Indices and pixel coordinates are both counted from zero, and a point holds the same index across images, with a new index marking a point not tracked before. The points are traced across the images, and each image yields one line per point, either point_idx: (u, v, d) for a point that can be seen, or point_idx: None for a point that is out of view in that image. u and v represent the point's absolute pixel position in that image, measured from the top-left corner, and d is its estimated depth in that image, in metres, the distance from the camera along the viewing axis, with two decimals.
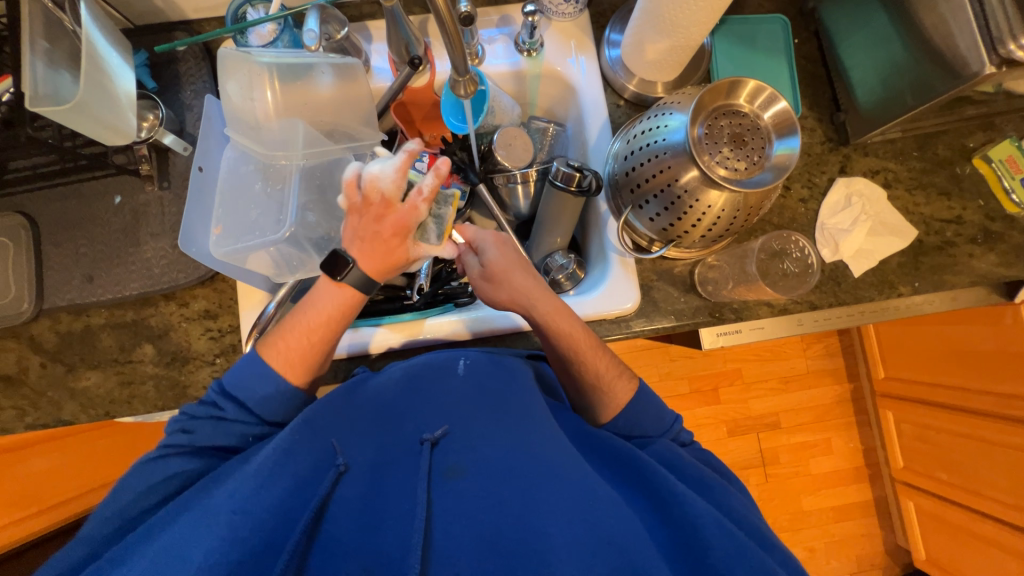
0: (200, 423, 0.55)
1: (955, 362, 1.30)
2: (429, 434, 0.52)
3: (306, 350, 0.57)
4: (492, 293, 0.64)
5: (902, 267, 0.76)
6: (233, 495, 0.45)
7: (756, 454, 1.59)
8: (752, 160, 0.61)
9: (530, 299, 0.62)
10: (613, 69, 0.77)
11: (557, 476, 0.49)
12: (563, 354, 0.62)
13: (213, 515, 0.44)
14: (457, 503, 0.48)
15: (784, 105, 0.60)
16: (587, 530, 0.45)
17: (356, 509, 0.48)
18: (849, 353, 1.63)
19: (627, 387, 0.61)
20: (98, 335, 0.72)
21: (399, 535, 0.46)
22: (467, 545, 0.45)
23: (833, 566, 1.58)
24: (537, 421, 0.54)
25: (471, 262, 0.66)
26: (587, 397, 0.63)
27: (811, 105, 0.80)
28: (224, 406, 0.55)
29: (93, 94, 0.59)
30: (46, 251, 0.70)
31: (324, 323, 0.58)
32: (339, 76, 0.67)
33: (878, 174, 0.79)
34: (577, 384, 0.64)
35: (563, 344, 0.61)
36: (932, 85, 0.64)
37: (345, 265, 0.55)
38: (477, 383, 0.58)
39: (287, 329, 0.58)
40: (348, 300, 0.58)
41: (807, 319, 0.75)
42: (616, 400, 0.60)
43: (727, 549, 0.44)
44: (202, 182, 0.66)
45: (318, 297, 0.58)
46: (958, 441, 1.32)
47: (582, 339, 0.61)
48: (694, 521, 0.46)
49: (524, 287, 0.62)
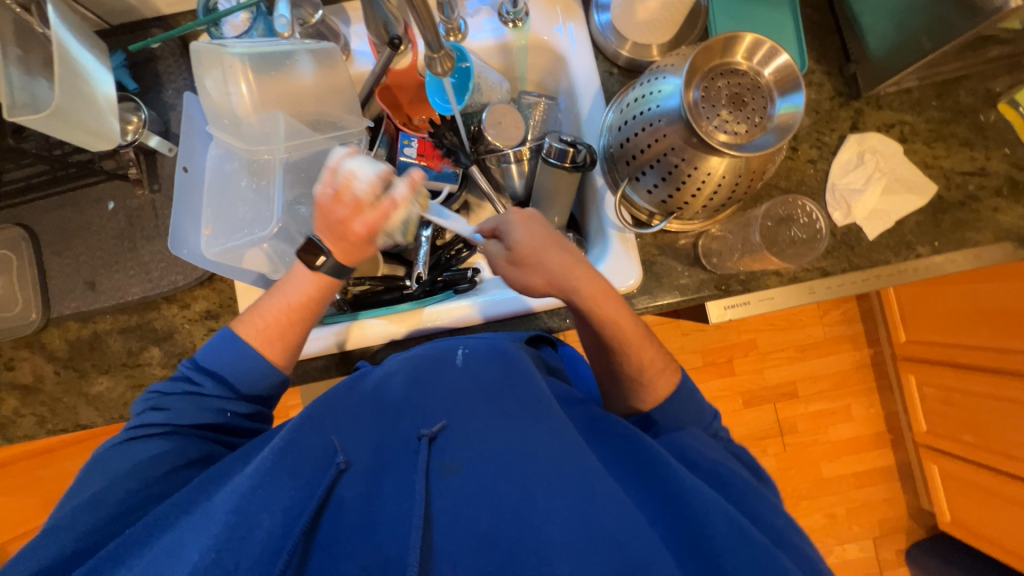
0: (181, 402, 0.56)
1: (980, 322, 1.24)
2: (427, 429, 0.52)
3: (285, 331, 0.60)
4: (525, 278, 0.59)
5: (920, 226, 0.72)
6: (231, 495, 0.45)
7: (773, 423, 1.57)
8: (754, 123, 0.57)
9: (571, 281, 0.57)
10: (603, 35, 0.73)
11: (554, 468, 0.48)
12: (608, 342, 0.59)
13: (212, 515, 0.44)
14: (455, 501, 0.47)
15: (785, 59, 0.56)
16: (584, 523, 0.44)
17: (355, 509, 0.48)
18: (868, 318, 1.58)
19: (669, 381, 0.60)
20: (106, 340, 0.73)
21: (398, 533, 0.46)
22: (467, 539, 0.45)
23: (855, 531, 1.57)
24: (537, 413, 0.54)
25: (495, 249, 0.61)
26: (620, 385, 0.62)
27: (819, 58, 0.75)
28: (202, 382, 0.57)
29: (70, 99, 0.58)
30: (47, 261, 0.71)
31: (303, 304, 0.60)
32: (317, 63, 0.65)
33: (894, 128, 0.74)
34: (611, 371, 0.62)
35: (609, 331, 0.58)
36: (950, 25, 0.59)
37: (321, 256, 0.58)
38: (476, 379, 0.58)
39: (263, 307, 0.60)
40: (322, 283, 0.60)
41: (819, 286, 0.71)
42: (655, 392, 0.60)
43: (733, 543, 0.43)
44: (188, 183, 0.64)
45: (294, 280, 0.60)
46: (984, 403, 1.28)
47: (620, 329, 0.58)
48: (699, 513, 0.45)
49: (568, 268, 0.57)
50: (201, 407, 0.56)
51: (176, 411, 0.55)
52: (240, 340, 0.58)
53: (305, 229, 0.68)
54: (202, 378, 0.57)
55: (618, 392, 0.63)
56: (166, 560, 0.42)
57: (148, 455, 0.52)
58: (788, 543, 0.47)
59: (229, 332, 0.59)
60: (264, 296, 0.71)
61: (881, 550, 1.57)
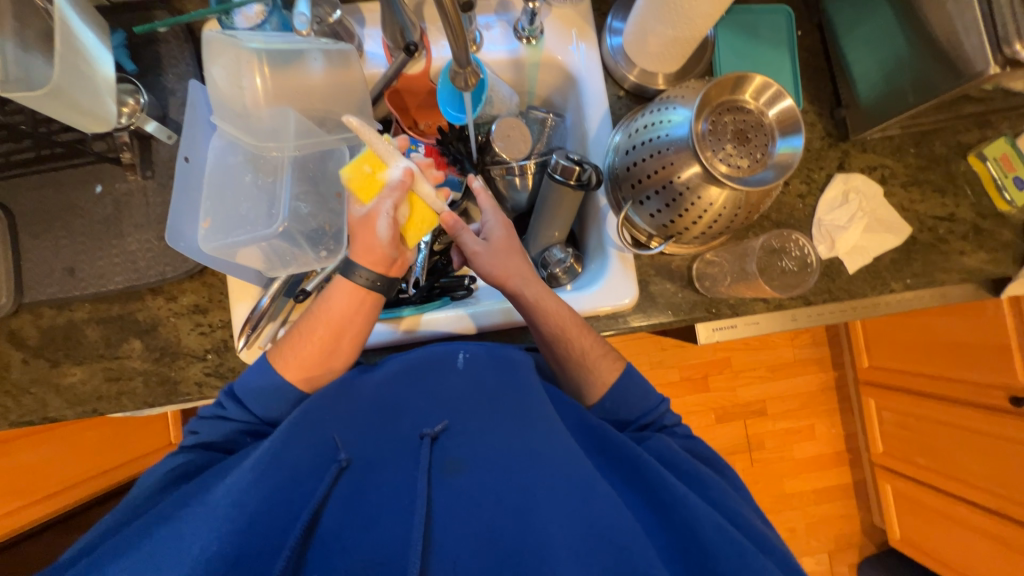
0: (210, 424, 0.58)
1: (938, 354, 1.34)
2: (430, 429, 0.53)
3: (328, 347, 0.59)
4: (489, 264, 0.64)
5: (895, 263, 0.77)
6: (232, 487, 0.46)
7: (743, 439, 1.63)
8: (755, 158, 0.60)
9: (522, 278, 0.63)
10: (614, 59, 0.75)
11: (556, 472, 0.49)
12: (549, 335, 0.63)
13: (215, 507, 0.45)
14: (456, 501, 0.49)
15: (789, 103, 0.59)
16: (586, 527, 0.46)
17: (353, 507, 0.48)
18: (835, 343, 1.66)
19: (613, 367, 0.63)
20: (83, 330, 0.69)
21: (400, 528, 0.47)
22: (467, 538, 0.47)
23: (812, 546, 1.64)
24: (540, 418, 0.54)
25: (468, 240, 0.66)
26: (571, 375, 0.65)
27: (812, 100, 0.79)
28: (227, 406, 0.58)
29: (69, 79, 0.56)
30: (23, 243, 0.67)
31: (339, 323, 0.59)
32: (329, 63, 0.64)
33: (876, 171, 0.79)
34: (562, 362, 0.64)
35: (549, 323, 0.62)
36: (934, 84, 0.63)
37: (355, 274, 0.59)
38: (480, 379, 0.58)
39: (297, 337, 0.59)
40: (367, 297, 0.60)
41: (801, 314, 0.76)
42: (603, 379, 0.63)
43: (727, 551, 0.45)
44: (188, 173, 0.63)
45: (334, 298, 0.59)
46: (937, 428, 1.38)
47: (570, 322, 0.63)
48: (692, 523, 0.47)
49: (516, 268, 0.64)
50: (225, 430, 0.57)
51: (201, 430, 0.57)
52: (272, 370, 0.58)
53: (306, 228, 0.65)
54: (229, 403, 0.58)
55: (570, 386, 0.66)
56: (166, 554, 0.42)
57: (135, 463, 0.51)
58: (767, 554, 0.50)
59: (264, 363, 0.59)
60: (261, 292, 0.70)
61: (835, 564, 1.65)
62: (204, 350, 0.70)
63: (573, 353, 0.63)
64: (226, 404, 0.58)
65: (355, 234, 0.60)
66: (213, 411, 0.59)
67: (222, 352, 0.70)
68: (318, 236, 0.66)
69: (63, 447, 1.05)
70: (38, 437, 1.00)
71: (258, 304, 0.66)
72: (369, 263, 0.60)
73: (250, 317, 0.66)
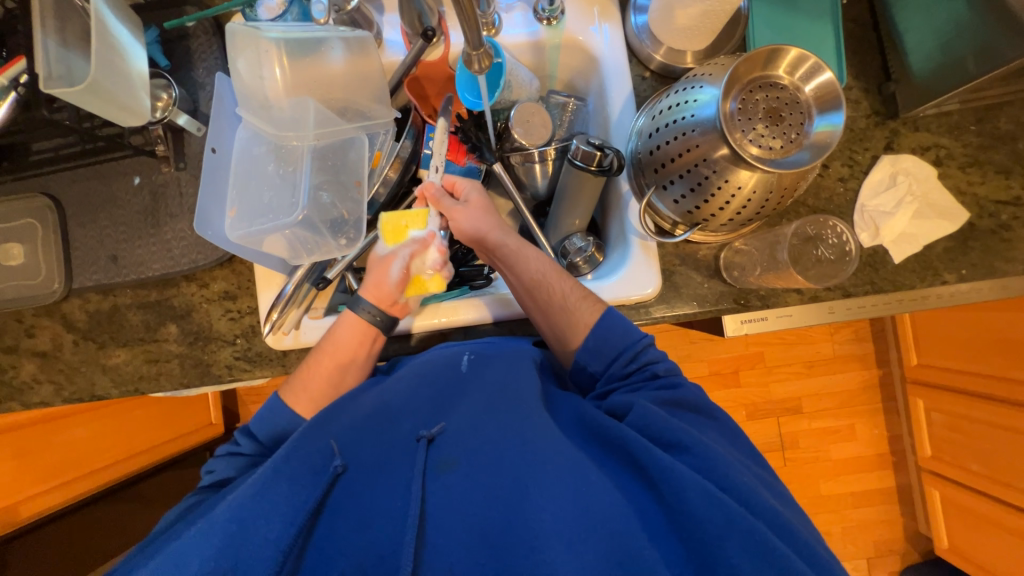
0: (223, 462, 0.63)
1: (997, 352, 1.23)
2: (426, 432, 0.56)
3: (333, 381, 0.63)
4: (468, 225, 0.66)
5: (949, 252, 0.71)
6: (234, 503, 0.50)
7: (775, 437, 1.57)
8: (789, 139, 0.56)
9: (500, 234, 0.66)
10: (639, 38, 0.72)
11: (547, 461, 0.51)
12: (529, 280, 0.63)
13: (212, 523, 0.49)
14: (448, 497, 0.51)
15: (829, 76, 0.55)
16: (574, 512, 0.47)
17: (349, 507, 0.52)
18: (881, 338, 1.56)
19: (594, 306, 0.61)
20: (126, 314, 0.74)
21: (392, 527, 0.50)
22: (457, 532, 0.49)
23: (848, 550, 1.57)
24: (529, 412, 0.55)
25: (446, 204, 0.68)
26: (551, 322, 0.63)
27: (857, 75, 0.73)
28: (241, 443, 0.63)
29: (105, 74, 0.58)
30: (71, 232, 0.72)
31: (339, 357, 0.64)
32: (349, 51, 0.65)
33: (929, 151, 0.72)
34: (542, 307, 0.63)
35: (529, 269, 0.63)
36: (1004, 50, 0.56)
37: (363, 310, 0.64)
38: (470, 385, 0.61)
39: (303, 374, 0.64)
40: (368, 332, 0.65)
41: (839, 306, 0.71)
42: (583, 320, 0.61)
43: (717, 522, 0.43)
44: (216, 163, 0.66)
45: (338, 332, 0.64)
46: (994, 433, 1.27)
47: (550, 267, 0.64)
48: (682, 496, 0.45)
49: (496, 225, 0.67)
50: (242, 466, 0.62)
51: (222, 469, 0.62)
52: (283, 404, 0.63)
53: (327, 217, 0.67)
54: (243, 440, 0.63)
55: (555, 336, 0.64)
56: (173, 562, 0.47)
57: (175, 512, 0.59)
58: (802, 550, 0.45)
59: (276, 400, 0.64)
60: (284, 279, 0.72)
61: (874, 571, 1.58)
62: (234, 335, 0.73)
63: (553, 297, 0.62)
64: (240, 441, 0.63)
65: (369, 272, 0.66)
66: (229, 449, 0.64)
67: (250, 337, 0.73)
68: (340, 225, 0.68)
69: (116, 423, 1.13)
70: (86, 415, 1.07)
71: (283, 291, 0.69)
72: (375, 298, 0.64)
73: (276, 301, 0.68)
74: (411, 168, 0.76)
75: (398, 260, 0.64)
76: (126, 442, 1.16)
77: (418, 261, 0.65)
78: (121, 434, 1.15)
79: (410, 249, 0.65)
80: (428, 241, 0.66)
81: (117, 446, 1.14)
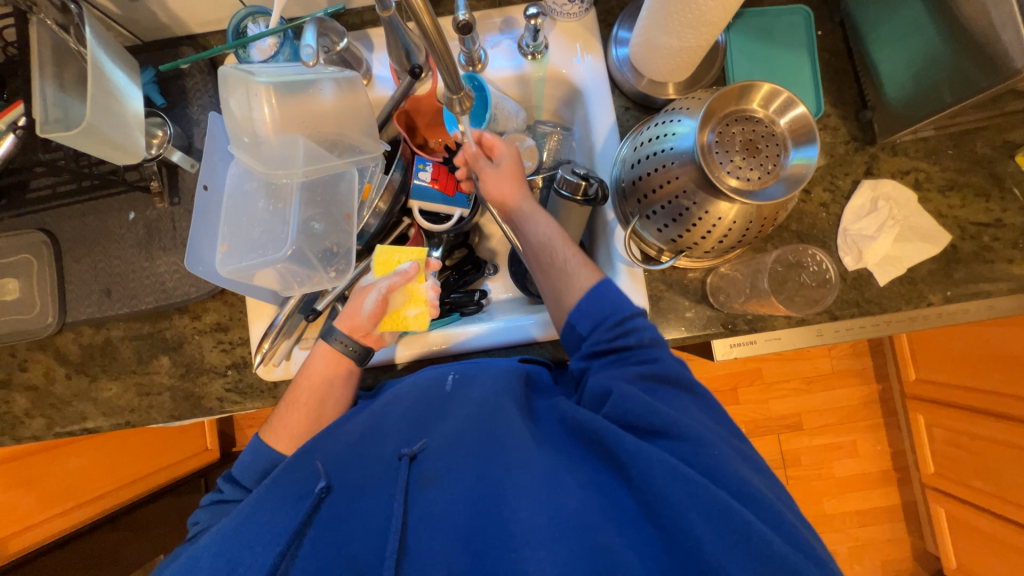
0: (207, 512, 0.62)
1: (993, 367, 1.22)
2: (407, 450, 0.56)
3: (314, 412, 0.64)
4: (493, 188, 0.68)
5: (933, 274, 0.71)
6: (221, 535, 0.51)
7: (776, 455, 1.55)
8: (766, 170, 0.57)
9: (522, 197, 0.67)
10: (621, 71, 0.74)
11: (521, 463, 0.51)
12: (538, 243, 0.65)
13: (198, 556, 0.50)
14: (430, 510, 0.50)
15: (801, 110, 0.56)
16: (550, 510, 0.47)
17: (333, 525, 0.52)
18: (878, 354, 1.56)
19: (593, 274, 0.61)
20: (118, 346, 0.74)
21: (375, 544, 0.50)
22: (436, 541, 0.48)
23: (855, 571, 1.54)
24: (507, 417, 0.56)
25: (480, 164, 0.69)
26: (552, 284, 0.64)
27: (835, 102, 0.75)
28: (224, 489, 0.63)
29: (101, 117, 0.60)
30: (66, 267, 0.73)
31: (317, 389, 0.65)
32: (339, 89, 0.66)
33: (909, 175, 0.74)
34: (544, 268, 0.64)
35: (540, 232, 0.65)
36: (973, 80, 0.58)
37: (335, 340, 0.65)
38: (452, 401, 0.61)
39: (282, 411, 0.65)
40: (343, 361, 0.66)
41: (827, 329, 0.71)
42: (581, 284, 0.61)
43: (685, 498, 0.44)
44: (207, 200, 0.67)
45: (312, 365, 0.65)
46: (994, 449, 1.25)
47: (559, 234, 0.65)
48: (650, 480, 0.46)
49: (516, 191, 0.67)
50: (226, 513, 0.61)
51: (205, 519, 0.61)
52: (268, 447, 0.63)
53: (317, 248, 0.68)
54: (226, 486, 0.63)
55: (552, 300, 0.64)
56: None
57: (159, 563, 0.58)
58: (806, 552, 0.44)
59: (257, 440, 0.64)
60: (275, 310, 0.73)
61: None
62: (225, 366, 0.74)
63: (557, 260, 0.63)
64: (224, 487, 0.63)
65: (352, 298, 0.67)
66: (213, 497, 0.64)
67: (241, 368, 0.74)
68: (330, 256, 0.69)
69: (111, 451, 1.13)
70: (85, 443, 1.08)
71: (275, 321, 0.69)
72: (348, 328, 0.65)
73: (268, 331, 0.69)
74: (401, 198, 0.77)
75: (373, 292, 0.65)
76: (121, 471, 1.16)
77: (399, 294, 0.67)
78: (114, 463, 1.14)
79: (387, 281, 0.66)
80: (409, 276, 0.67)
81: (112, 475, 1.14)
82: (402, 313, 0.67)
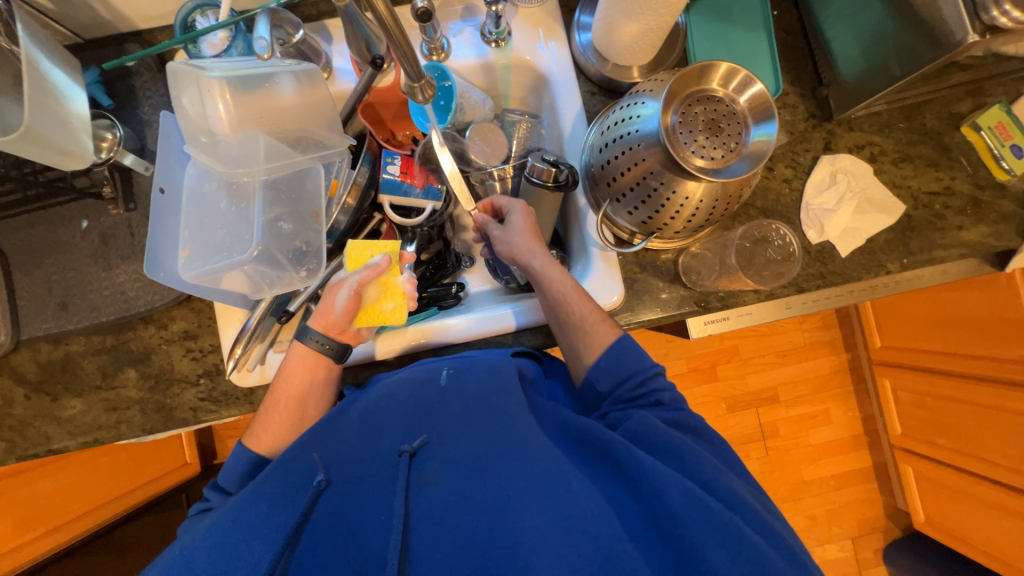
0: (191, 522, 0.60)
1: (951, 330, 1.29)
2: (408, 446, 0.55)
3: (296, 416, 0.63)
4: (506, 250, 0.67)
5: (891, 243, 0.75)
6: (215, 530, 0.49)
7: (756, 428, 1.61)
8: (729, 148, 0.58)
9: (529, 256, 0.65)
10: (585, 56, 0.74)
11: (531, 469, 0.52)
12: (551, 301, 0.64)
13: (191, 553, 0.48)
14: (433, 508, 0.51)
15: (759, 88, 0.58)
16: (557, 517, 0.48)
17: (334, 522, 0.51)
18: (846, 324, 1.62)
19: (610, 331, 0.63)
20: (80, 362, 0.71)
21: (376, 543, 0.49)
22: (445, 543, 0.49)
23: (834, 532, 1.62)
24: (514, 424, 0.57)
25: (491, 229, 0.69)
26: (570, 340, 0.64)
27: (793, 80, 0.77)
28: (210, 497, 0.61)
29: (42, 120, 0.57)
30: (16, 281, 0.69)
31: (296, 395, 0.63)
32: (298, 83, 0.64)
33: (864, 149, 0.76)
34: (560, 323, 0.64)
35: (552, 290, 0.63)
36: (918, 54, 0.60)
37: (309, 338, 0.64)
38: (453, 397, 0.61)
39: (265, 411, 0.64)
40: (320, 360, 0.64)
41: (795, 301, 0.74)
42: (599, 341, 0.62)
43: (695, 515, 0.45)
44: (165, 204, 0.64)
45: (293, 363, 0.64)
46: (955, 407, 1.33)
47: (574, 291, 0.64)
48: (661, 494, 0.47)
49: (527, 244, 0.65)
50: None
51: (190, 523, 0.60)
52: (248, 460, 0.62)
53: (286, 247, 0.67)
54: (213, 495, 0.61)
55: (568, 349, 0.65)
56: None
57: None
58: (785, 549, 0.47)
59: (239, 446, 0.63)
60: (246, 314, 0.71)
61: (859, 550, 1.62)
62: (197, 375, 0.72)
63: (572, 317, 0.63)
64: (210, 497, 0.61)
65: (323, 297, 0.66)
66: (201, 507, 0.62)
67: (214, 376, 0.71)
68: (299, 255, 0.68)
69: (82, 472, 1.09)
70: (55, 465, 1.03)
71: (245, 326, 0.67)
72: (323, 326, 0.64)
73: (239, 336, 0.67)
74: (370, 193, 0.76)
75: (345, 287, 0.64)
76: (95, 491, 1.11)
77: (371, 288, 0.66)
78: (86, 485, 1.09)
79: (358, 275, 0.64)
80: (380, 269, 0.66)
81: (85, 496, 1.10)
82: (377, 307, 0.66)
